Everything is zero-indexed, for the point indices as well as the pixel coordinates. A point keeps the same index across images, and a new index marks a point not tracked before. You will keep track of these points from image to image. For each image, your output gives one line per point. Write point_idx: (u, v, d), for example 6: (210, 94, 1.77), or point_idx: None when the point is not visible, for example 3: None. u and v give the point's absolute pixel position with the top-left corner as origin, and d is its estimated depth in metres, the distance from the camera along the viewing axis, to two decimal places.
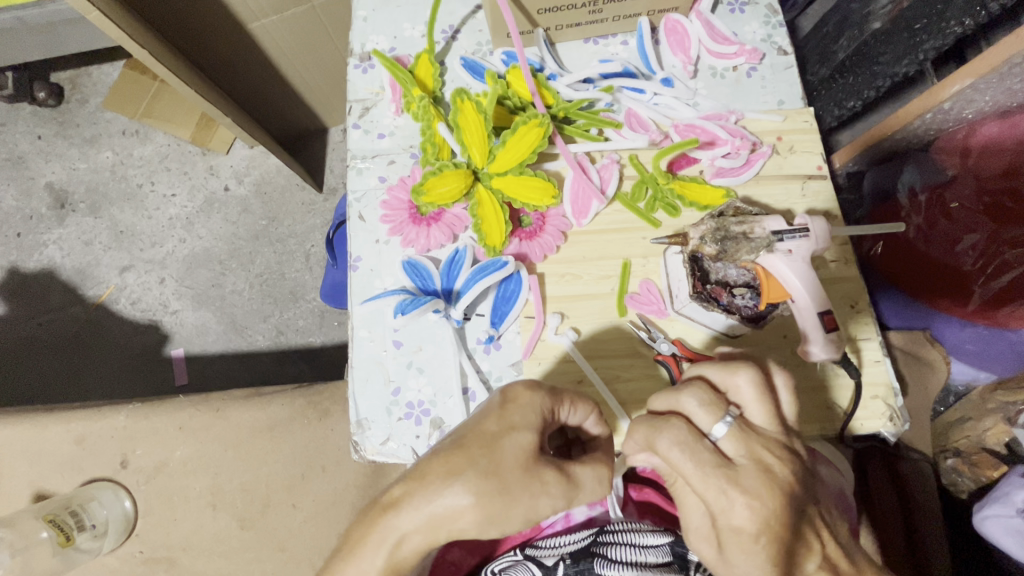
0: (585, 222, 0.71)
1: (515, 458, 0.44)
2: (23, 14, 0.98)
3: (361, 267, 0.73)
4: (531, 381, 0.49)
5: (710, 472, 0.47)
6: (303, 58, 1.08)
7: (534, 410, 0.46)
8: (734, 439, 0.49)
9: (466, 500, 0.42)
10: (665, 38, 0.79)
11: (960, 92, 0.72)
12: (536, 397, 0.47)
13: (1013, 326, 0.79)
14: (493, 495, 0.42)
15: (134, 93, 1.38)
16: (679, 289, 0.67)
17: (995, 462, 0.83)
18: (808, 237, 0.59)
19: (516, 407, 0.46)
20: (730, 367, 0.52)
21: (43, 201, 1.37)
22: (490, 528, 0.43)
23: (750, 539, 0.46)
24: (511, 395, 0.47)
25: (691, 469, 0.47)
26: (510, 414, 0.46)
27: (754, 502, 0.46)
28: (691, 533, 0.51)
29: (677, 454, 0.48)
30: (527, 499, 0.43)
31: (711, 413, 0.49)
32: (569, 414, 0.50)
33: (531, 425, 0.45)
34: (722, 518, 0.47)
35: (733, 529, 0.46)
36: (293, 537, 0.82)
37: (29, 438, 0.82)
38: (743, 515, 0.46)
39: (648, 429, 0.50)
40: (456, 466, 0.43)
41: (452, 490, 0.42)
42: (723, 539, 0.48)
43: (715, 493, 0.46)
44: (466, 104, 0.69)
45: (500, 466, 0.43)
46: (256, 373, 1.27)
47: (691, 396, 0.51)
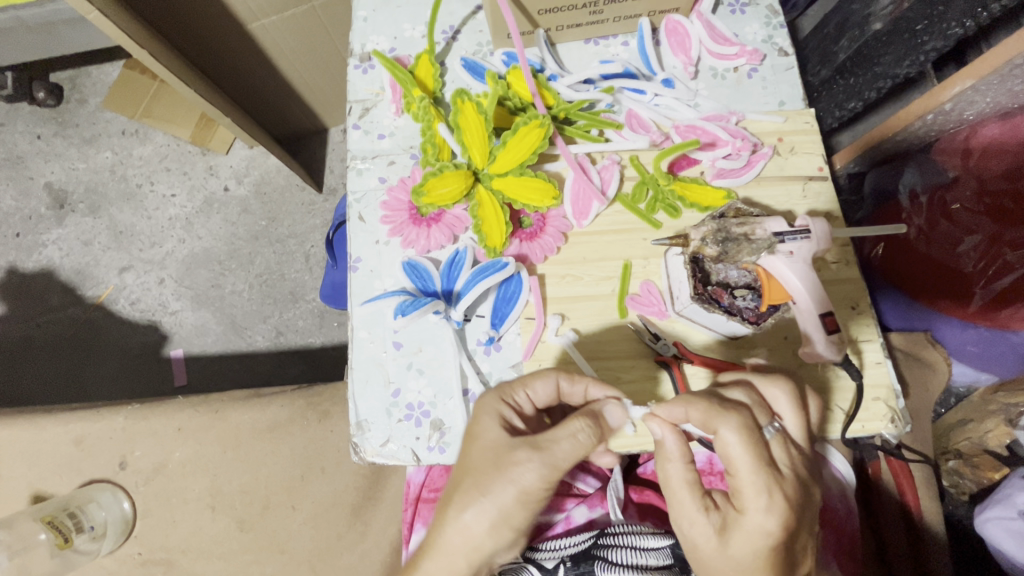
0: (585, 223, 0.71)
1: (489, 457, 0.50)
2: (22, 14, 0.97)
3: (361, 268, 0.73)
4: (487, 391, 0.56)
5: (763, 474, 0.48)
6: (303, 58, 1.08)
7: (489, 410, 0.53)
8: (780, 445, 0.51)
9: (466, 515, 0.49)
10: (666, 39, 0.79)
11: (961, 93, 0.72)
12: (489, 400, 0.54)
13: (1014, 328, 0.79)
14: (480, 503, 0.49)
15: (133, 94, 1.38)
16: (679, 290, 0.66)
17: (998, 465, 0.82)
18: (809, 239, 0.59)
19: (478, 416, 0.54)
20: (770, 377, 0.53)
21: (42, 201, 1.37)
22: (503, 532, 0.50)
23: (772, 542, 0.48)
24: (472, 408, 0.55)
25: (747, 462, 0.48)
26: (472, 426, 0.53)
27: (790, 509, 0.48)
28: (690, 521, 0.51)
29: (736, 438, 0.48)
30: (510, 487, 0.49)
31: (764, 415, 0.51)
32: (534, 396, 0.56)
33: (492, 425, 0.52)
34: (748, 518, 0.49)
35: (755, 530, 0.48)
36: (292, 538, 0.82)
37: (27, 440, 0.82)
38: (777, 521, 0.48)
39: (718, 414, 0.48)
40: (448, 495, 0.51)
41: (451, 515, 0.50)
42: (734, 535, 0.49)
43: (756, 494, 0.48)
44: (466, 104, 0.69)
45: (476, 473, 0.50)
46: (255, 373, 1.27)
47: (749, 394, 0.51)
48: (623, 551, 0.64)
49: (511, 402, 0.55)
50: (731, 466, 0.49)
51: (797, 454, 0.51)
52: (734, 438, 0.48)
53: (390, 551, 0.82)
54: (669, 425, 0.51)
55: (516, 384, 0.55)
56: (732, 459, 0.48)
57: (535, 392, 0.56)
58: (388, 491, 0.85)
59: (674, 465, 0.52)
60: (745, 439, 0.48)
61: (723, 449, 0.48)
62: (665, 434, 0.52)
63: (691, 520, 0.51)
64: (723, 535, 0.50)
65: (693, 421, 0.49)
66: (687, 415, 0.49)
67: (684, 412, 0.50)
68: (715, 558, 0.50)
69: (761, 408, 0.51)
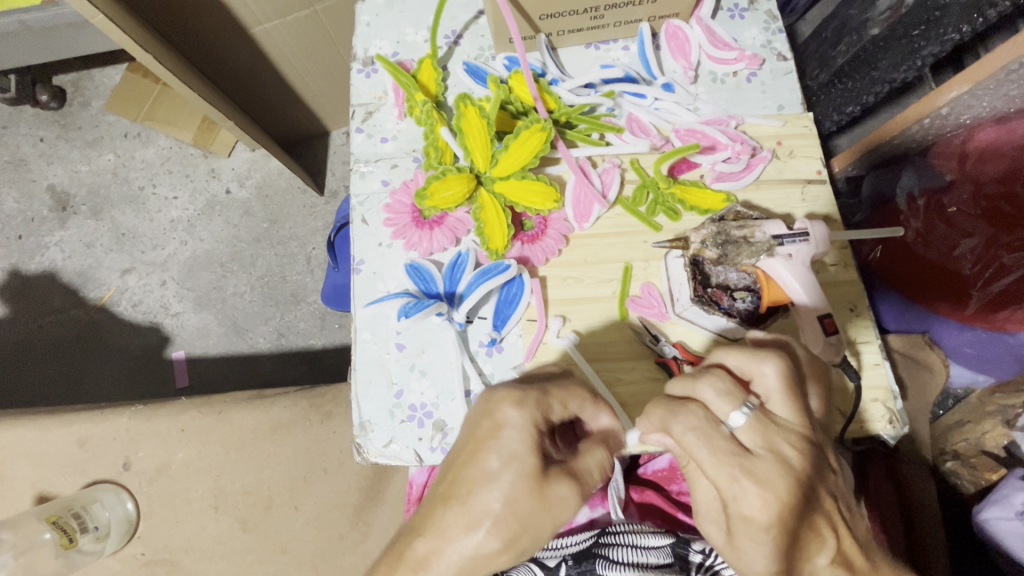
0: (586, 226, 0.72)
1: (525, 485, 0.46)
2: (25, 17, 0.98)
3: (364, 270, 0.74)
4: (519, 390, 0.49)
5: (724, 463, 0.47)
6: (306, 62, 1.09)
7: (527, 429, 0.48)
8: (751, 431, 0.48)
9: (496, 543, 0.46)
10: (666, 44, 0.79)
11: (958, 98, 0.74)
12: (523, 412, 0.48)
13: (1011, 329, 0.80)
14: (517, 532, 0.46)
15: (135, 97, 1.38)
16: (680, 292, 0.68)
17: (995, 465, 0.82)
18: (808, 242, 0.60)
19: (510, 430, 0.48)
20: (755, 357, 0.51)
21: (45, 203, 1.38)
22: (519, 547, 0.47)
23: (760, 527, 0.47)
24: (497, 418, 0.48)
25: (705, 454, 0.48)
26: (507, 442, 0.47)
27: (770, 492, 0.46)
28: (705, 517, 0.53)
29: (692, 437, 0.49)
30: (548, 518, 0.47)
31: (730, 403, 0.49)
32: (566, 414, 0.52)
33: (527, 444, 0.47)
34: (731, 507, 0.48)
35: (742, 520, 0.47)
36: (295, 538, 0.83)
37: (32, 440, 0.82)
38: (751, 508, 0.47)
39: (668, 414, 0.50)
40: (472, 518, 0.46)
41: (476, 537, 0.46)
42: (732, 525, 0.49)
43: (728, 482, 0.47)
44: (468, 108, 0.70)
45: (515, 503, 0.46)
46: (257, 375, 1.28)
47: (721, 377, 0.51)
48: (624, 550, 0.65)
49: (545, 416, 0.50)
50: (697, 457, 0.49)
51: (782, 440, 0.49)
52: (687, 433, 0.49)
53: None
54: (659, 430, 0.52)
55: (557, 404, 0.51)
56: (695, 451, 0.49)
57: (568, 411, 0.52)
58: (389, 492, 0.85)
59: (692, 460, 0.51)
60: (698, 434, 0.49)
61: (684, 444, 0.49)
62: (667, 440, 0.52)
63: (705, 517, 0.53)
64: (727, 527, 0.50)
65: (656, 421, 0.52)
66: (650, 417, 0.52)
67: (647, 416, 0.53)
68: (729, 552, 0.51)
69: (726, 395, 0.49)
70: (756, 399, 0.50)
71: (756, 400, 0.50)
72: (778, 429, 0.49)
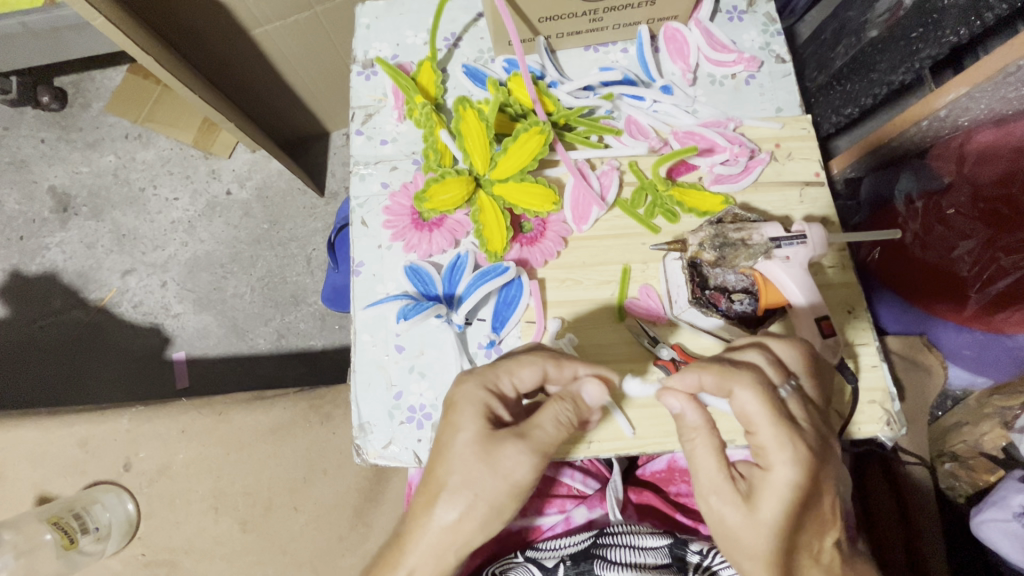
0: (585, 228, 0.72)
1: (473, 453, 0.51)
2: (26, 20, 0.99)
3: (364, 272, 0.74)
4: (467, 373, 0.55)
5: (782, 426, 0.50)
6: (306, 64, 1.09)
7: (472, 401, 0.53)
8: (798, 404, 0.52)
9: (454, 514, 0.51)
10: (665, 46, 0.80)
11: (955, 100, 0.74)
12: (472, 388, 0.53)
13: (1009, 332, 0.80)
14: (472, 501, 0.51)
15: (136, 99, 1.39)
16: (678, 295, 0.67)
17: (993, 467, 0.83)
18: (804, 245, 0.61)
19: (460, 403, 0.53)
20: (785, 338, 0.54)
21: (46, 205, 1.38)
22: (491, 523, 0.52)
23: (797, 494, 0.50)
24: (452, 395, 0.54)
25: (766, 419, 0.50)
26: (453, 418, 0.53)
27: (812, 458, 0.50)
28: (715, 493, 0.52)
29: (752, 399, 0.50)
30: (500, 481, 0.51)
31: (777, 374, 0.52)
32: (519, 383, 0.55)
33: (472, 417, 0.52)
34: (773, 474, 0.50)
35: (780, 486, 0.50)
36: (295, 539, 0.83)
37: (33, 441, 0.82)
38: (801, 471, 0.49)
39: (732, 374, 0.50)
40: (432, 496, 0.52)
41: (438, 513, 0.51)
42: (760, 495, 0.51)
43: (780, 447, 0.50)
44: (468, 111, 0.71)
45: (463, 471, 0.51)
46: (257, 376, 1.28)
47: (763, 353, 0.53)
48: (622, 550, 0.65)
49: (494, 388, 0.54)
50: (752, 424, 0.51)
51: (814, 411, 0.53)
52: (750, 394, 0.49)
53: None
54: (687, 396, 0.52)
55: (501, 372, 0.54)
56: (750, 417, 0.50)
57: (521, 379, 0.55)
58: (389, 493, 0.85)
59: (699, 435, 0.52)
60: (761, 396, 0.49)
61: (741, 408, 0.50)
62: (685, 407, 0.52)
63: (715, 491, 0.52)
64: (749, 500, 0.51)
65: (707, 386, 0.51)
66: (701, 381, 0.51)
67: (697, 378, 0.51)
68: (744, 529, 0.51)
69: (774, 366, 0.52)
70: (795, 377, 0.53)
71: (794, 378, 0.53)
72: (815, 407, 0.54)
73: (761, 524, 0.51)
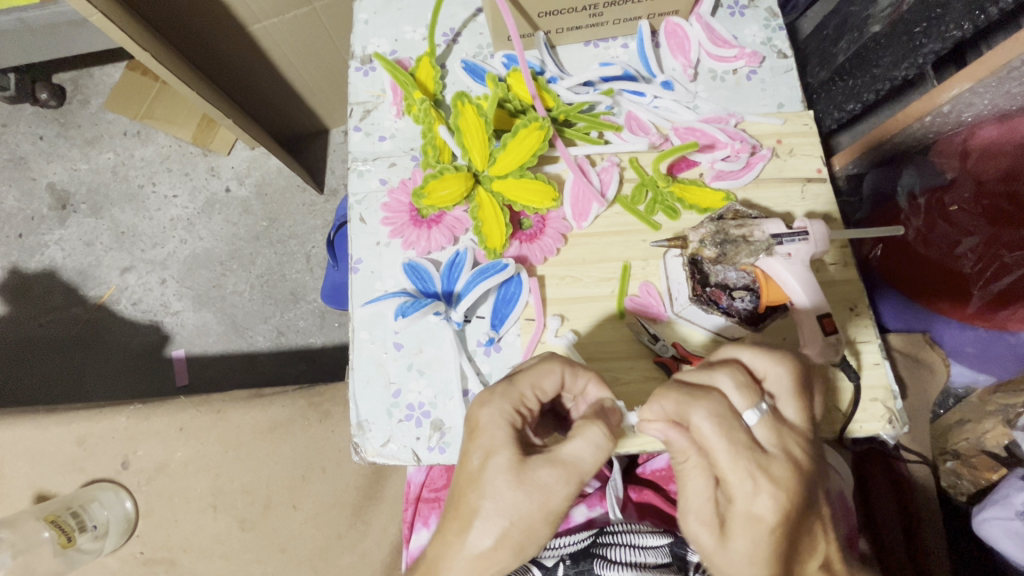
0: (585, 225, 0.72)
1: (507, 477, 0.47)
2: (25, 16, 0.98)
3: (362, 270, 0.73)
4: (486, 391, 0.51)
5: (741, 458, 0.48)
6: (305, 59, 1.08)
7: (498, 422, 0.49)
8: (766, 426, 0.51)
9: (490, 541, 0.47)
10: (665, 41, 0.79)
11: (959, 96, 0.72)
12: (492, 405, 0.50)
13: (1012, 328, 0.79)
14: (506, 531, 0.47)
15: (135, 95, 1.38)
16: (679, 292, 0.67)
17: (995, 465, 0.83)
18: (806, 241, 0.60)
19: (486, 425, 0.49)
20: (768, 352, 0.52)
21: (45, 202, 1.37)
22: (524, 549, 0.48)
23: (765, 527, 0.48)
24: (476, 418, 0.50)
25: (725, 449, 0.48)
26: (480, 441, 0.49)
27: (779, 491, 0.48)
28: (691, 522, 0.51)
29: (709, 426, 0.48)
30: (537, 505, 0.47)
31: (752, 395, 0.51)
32: (542, 393, 0.53)
33: (501, 439, 0.48)
34: (737, 504, 0.49)
35: (746, 518, 0.48)
36: (294, 537, 0.83)
37: (31, 439, 0.82)
38: (762, 501, 0.48)
39: (688, 401, 0.49)
40: (464, 520, 0.47)
41: (471, 539, 0.47)
42: (730, 524, 0.49)
43: (739, 478, 0.48)
44: (466, 107, 0.70)
45: (496, 496, 0.47)
46: (256, 374, 1.28)
47: (734, 374, 0.51)
48: (623, 549, 0.65)
49: (519, 405, 0.51)
50: (711, 454, 0.49)
51: (790, 435, 0.51)
52: (706, 422, 0.48)
53: (390, 551, 0.83)
54: (665, 423, 0.50)
55: (523, 384, 0.52)
56: (710, 446, 0.49)
57: (541, 391, 0.53)
58: (387, 491, 0.85)
59: (692, 456, 0.50)
60: (716, 425, 0.48)
61: (699, 435, 0.49)
62: (669, 434, 0.50)
63: (689, 519, 0.51)
64: (722, 529, 0.50)
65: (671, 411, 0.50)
66: (662, 409, 0.50)
67: (657, 405, 0.50)
68: (718, 558, 0.50)
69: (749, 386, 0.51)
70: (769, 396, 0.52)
71: (768, 397, 0.52)
72: (793, 429, 0.52)
73: (734, 553, 0.49)
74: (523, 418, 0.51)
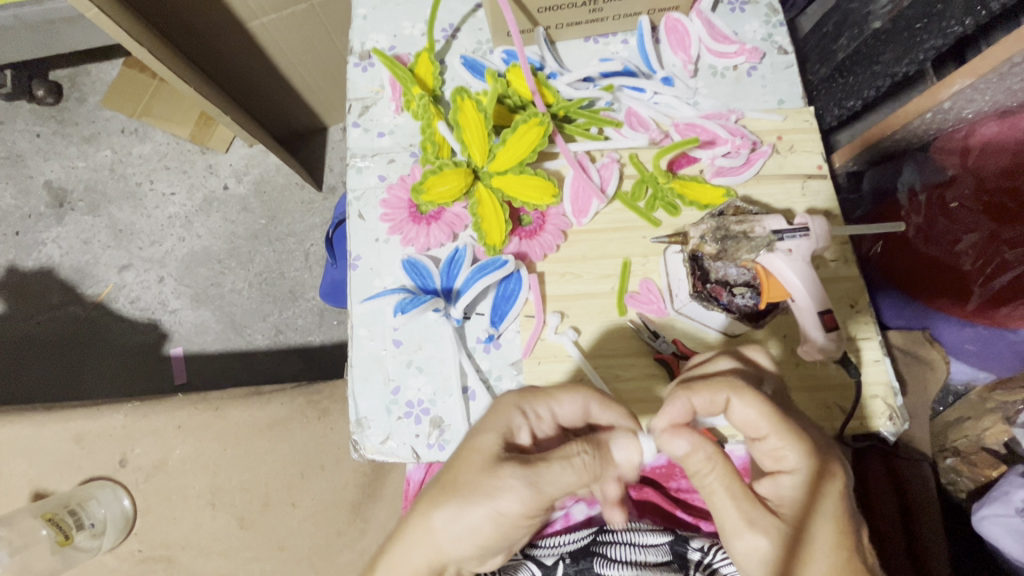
0: (585, 221, 0.71)
1: (477, 461, 0.50)
2: (21, 12, 0.97)
3: (361, 266, 0.73)
4: (515, 396, 0.55)
5: (793, 421, 0.50)
6: (303, 55, 1.08)
7: (501, 415, 0.53)
8: (786, 398, 0.54)
9: (438, 515, 0.50)
10: (665, 37, 0.79)
11: (960, 92, 0.72)
12: (509, 400, 0.54)
13: (1012, 326, 0.78)
14: (455, 510, 0.49)
15: (133, 92, 1.38)
16: (679, 288, 0.67)
17: (995, 462, 0.82)
18: (808, 237, 0.59)
19: (490, 416, 0.54)
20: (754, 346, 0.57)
21: (42, 200, 1.37)
22: (467, 543, 0.50)
23: (824, 490, 0.50)
24: (495, 406, 0.55)
25: (758, 413, 0.49)
26: (478, 425, 0.53)
27: (824, 451, 0.51)
28: (750, 527, 0.50)
29: (740, 399, 0.50)
30: (489, 502, 0.48)
31: (766, 369, 0.55)
32: (558, 411, 0.55)
33: (499, 427, 0.52)
34: (800, 476, 0.50)
35: (808, 487, 0.50)
36: (292, 535, 0.83)
37: (27, 437, 0.81)
38: (822, 467, 0.50)
39: (724, 384, 0.50)
40: (427, 496, 0.52)
41: (431, 512, 0.50)
42: (788, 505, 0.51)
43: (798, 443, 0.50)
44: (466, 102, 0.69)
45: (459, 475, 0.50)
46: (255, 372, 1.27)
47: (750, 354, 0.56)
48: (622, 548, 0.66)
49: (531, 412, 0.54)
50: (758, 430, 0.50)
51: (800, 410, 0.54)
52: (745, 398, 0.50)
53: None
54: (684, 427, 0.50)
55: (541, 399, 0.54)
56: (755, 423, 0.50)
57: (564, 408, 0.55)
58: (387, 489, 0.85)
59: (716, 463, 0.50)
60: (761, 401, 0.49)
61: (743, 416, 0.50)
62: (693, 445, 0.50)
63: (748, 525, 0.50)
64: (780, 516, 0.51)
65: (700, 406, 0.51)
66: (692, 404, 0.51)
67: (687, 401, 0.51)
68: (785, 547, 0.49)
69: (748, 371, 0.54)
70: (767, 373, 0.55)
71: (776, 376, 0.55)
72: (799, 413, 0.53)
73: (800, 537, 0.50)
74: (529, 421, 0.54)
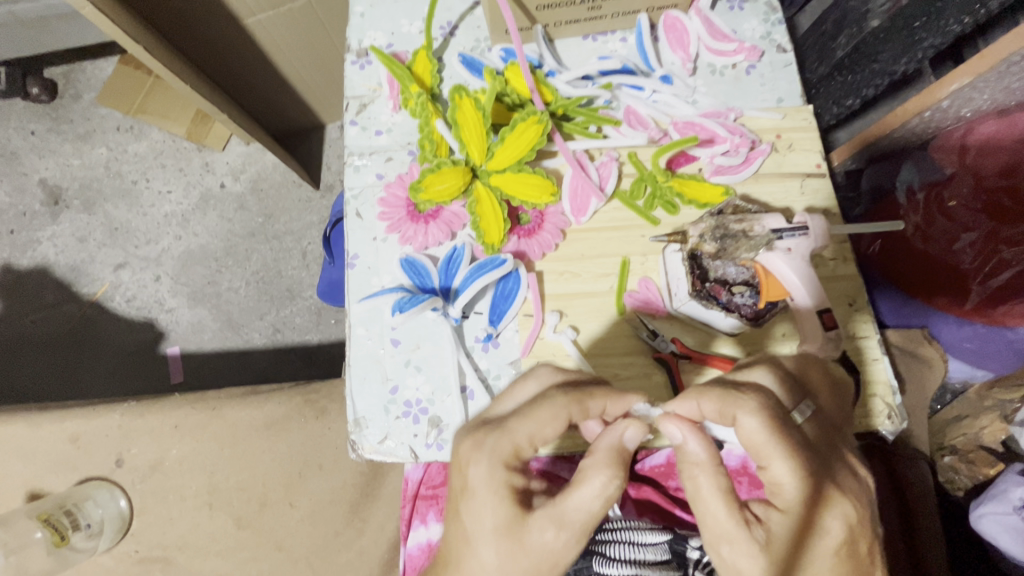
0: (584, 220, 0.71)
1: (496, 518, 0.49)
2: (15, 8, 0.97)
3: (359, 265, 0.73)
4: (485, 434, 0.51)
5: (797, 459, 0.48)
6: (301, 53, 1.07)
7: (479, 461, 0.50)
8: (810, 423, 0.54)
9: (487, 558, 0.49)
10: (664, 35, 0.78)
11: (958, 91, 0.72)
12: (476, 457, 0.50)
13: (1011, 324, 0.79)
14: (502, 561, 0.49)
15: (128, 89, 1.36)
16: (678, 287, 0.66)
17: (992, 461, 0.83)
18: (806, 236, 0.60)
19: (471, 465, 0.51)
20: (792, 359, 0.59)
21: (37, 198, 1.36)
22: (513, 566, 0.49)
23: (814, 532, 0.49)
24: (467, 454, 0.51)
25: (757, 431, 0.48)
26: (466, 478, 0.51)
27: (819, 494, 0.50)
28: (727, 542, 0.49)
29: (754, 423, 0.48)
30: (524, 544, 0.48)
31: (788, 396, 0.54)
32: (539, 431, 0.50)
33: (493, 480, 0.49)
34: (790, 515, 0.49)
35: (798, 528, 0.49)
36: (290, 536, 0.82)
37: (23, 437, 0.81)
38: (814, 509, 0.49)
39: (734, 400, 0.49)
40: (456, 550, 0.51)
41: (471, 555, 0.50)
42: (776, 540, 0.48)
43: (796, 478, 0.48)
44: (463, 100, 0.69)
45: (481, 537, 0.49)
46: (252, 371, 1.27)
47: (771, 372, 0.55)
48: (622, 546, 0.65)
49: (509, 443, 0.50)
50: (761, 453, 0.49)
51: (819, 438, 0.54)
52: (753, 419, 0.48)
53: (389, 548, 0.83)
54: (689, 427, 0.50)
55: (509, 428, 0.50)
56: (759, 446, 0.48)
57: (540, 431, 0.50)
58: (385, 489, 0.85)
59: (704, 472, 0.50)
60: (766, 420, 0.48)
61: (747, 436, 0.48)
62: (687, 437, 0.50)
63: (727, 539, 0.49)
64: (766, 548, 0.48)
65: (709, 413, 0.51)
66: (701, 408, 0.51)
67: (697, 405, 0.51)
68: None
69: (783, 390, 0.54)
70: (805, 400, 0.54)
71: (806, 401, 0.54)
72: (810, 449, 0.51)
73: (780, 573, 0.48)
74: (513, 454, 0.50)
